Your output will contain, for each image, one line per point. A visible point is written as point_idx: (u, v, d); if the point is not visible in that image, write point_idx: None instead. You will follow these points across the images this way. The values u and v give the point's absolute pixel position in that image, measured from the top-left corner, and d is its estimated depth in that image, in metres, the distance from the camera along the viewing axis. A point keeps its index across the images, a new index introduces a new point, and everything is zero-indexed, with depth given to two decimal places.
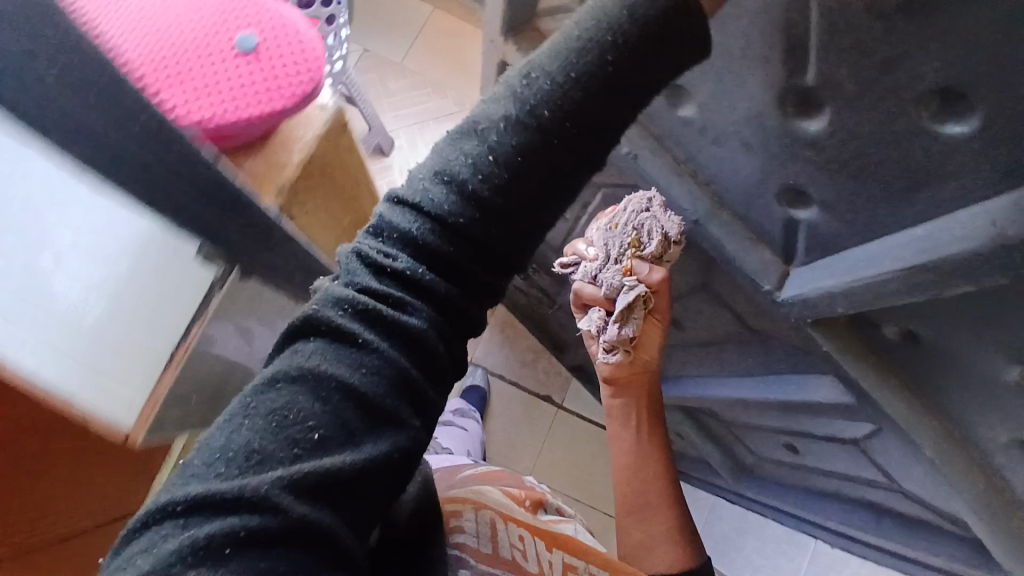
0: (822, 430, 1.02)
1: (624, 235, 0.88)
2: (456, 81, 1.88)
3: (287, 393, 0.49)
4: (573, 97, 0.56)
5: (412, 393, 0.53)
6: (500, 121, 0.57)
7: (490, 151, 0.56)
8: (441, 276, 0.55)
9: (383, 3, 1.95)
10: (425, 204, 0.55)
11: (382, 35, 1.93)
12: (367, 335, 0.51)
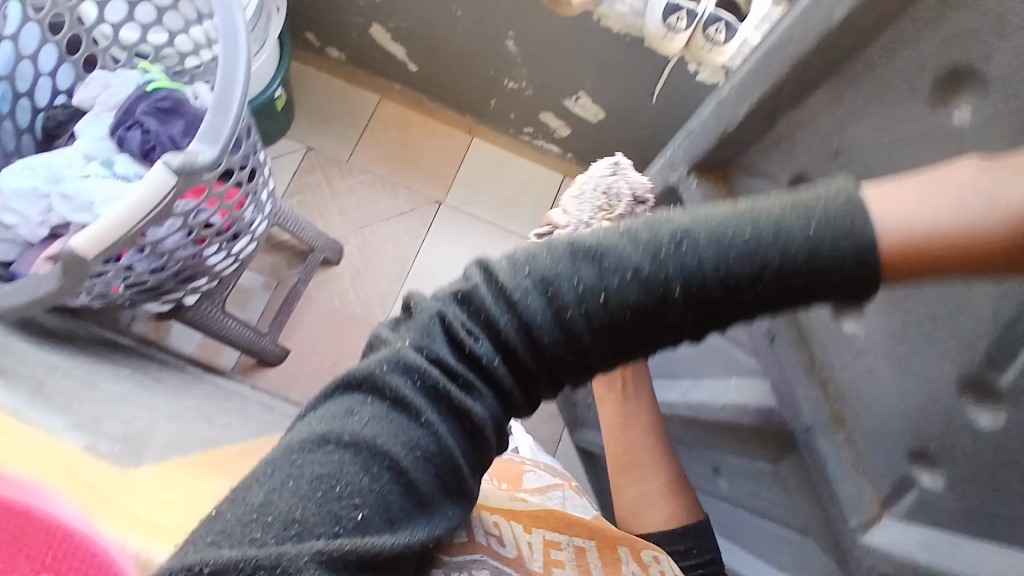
0: None
1: (595, 200, 0.82)
2: (415, 182, 1.56)
3: (336, 465, 0.38)
4: (735, 289, 0.39)
5: (463, 480, 0.43)
6: (635, 268, 0.40)
7: (608, 290, 0.40)
8: (512, 384, 0.43)
9: (332, 89, 1.58)
10: (523, 307, 0.40)
11: (329, 127, 1.57)
12: (430, 413, 0.40)
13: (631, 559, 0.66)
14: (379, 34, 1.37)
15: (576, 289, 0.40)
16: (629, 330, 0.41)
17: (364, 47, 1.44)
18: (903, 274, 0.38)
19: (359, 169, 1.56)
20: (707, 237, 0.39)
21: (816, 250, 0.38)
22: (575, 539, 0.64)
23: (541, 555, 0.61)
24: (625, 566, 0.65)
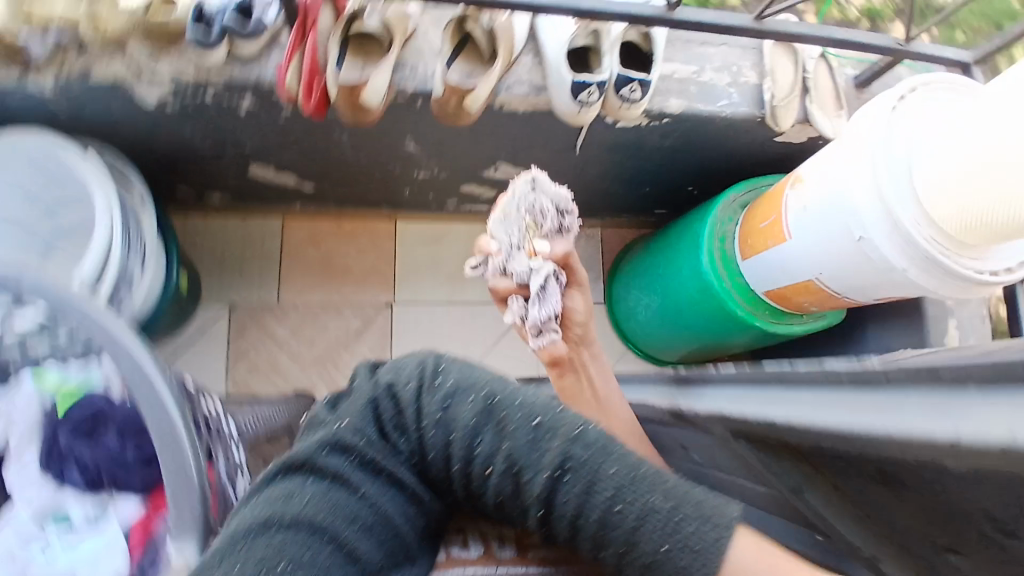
0: None
1: (519, 222, 0.80)
2: (356, 293, 1.45)
3: (285, 531, 0.53)
4: (596, 518, 0.52)
5: (405, 550, 0.58)
6: (512, 456, 0.55)
7: (496, 459, 0.56)
8: (425, 487, 0.61)
9: (226, 233, 1.42)
10: (428, 431, 0.59)
11: (242, 274, 1.41)
12: (367, 487, 0.57)
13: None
14: (262, 172, 1.21)
15: (467, 467, 0.57)
16: (505, 501, 0.57)
17: (246, 184, 1.27)
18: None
19: (292, 305, 1.42)
20: (585, 476, 0.53)
21: (671, 543, 0.49)
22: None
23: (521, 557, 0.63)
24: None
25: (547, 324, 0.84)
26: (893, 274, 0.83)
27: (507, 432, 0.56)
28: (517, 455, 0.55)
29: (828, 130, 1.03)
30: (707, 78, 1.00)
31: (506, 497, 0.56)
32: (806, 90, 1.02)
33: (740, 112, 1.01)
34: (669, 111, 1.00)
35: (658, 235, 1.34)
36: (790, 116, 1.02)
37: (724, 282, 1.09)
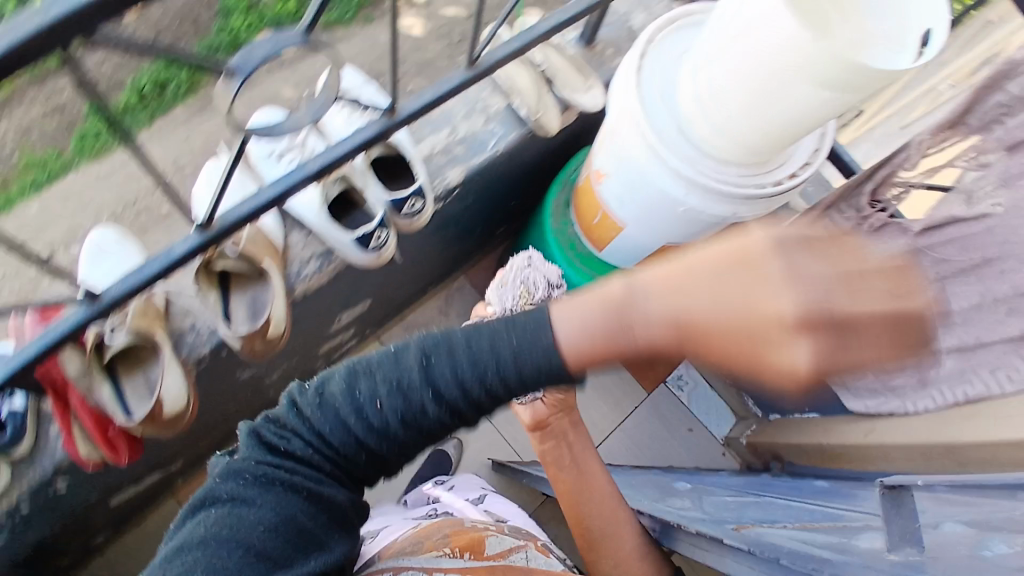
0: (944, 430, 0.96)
1: (514, 290, 0.93)
2: None
3: (267, 512, 0.52)
4: (465, 370, 0.51)
5: (309, 537, 0.53)
6: (384, 391, 0.54)
7: (377, 395, 0.54)
8: (334, 481, 0.57)
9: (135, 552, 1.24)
10: (293, 448, 0.56)
11: None
12: (284, 464, 0.55)
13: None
14: (124, 493, 1.06)
15: (326, 436, 0.56)
16: (386, 449, 0.56)
17: (123, 507, 1.13)
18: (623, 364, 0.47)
19: None
20: (444, 356, 0.52)
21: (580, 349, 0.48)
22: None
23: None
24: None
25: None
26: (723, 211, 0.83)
27: (353, 407, 0.55)
28: (372, 410, 0.54)
29: (591, 103, 1.01)
30: (462, 134, 0.98)
31: (364, 447, 0.56)
32: (548, 82, 1.02)
33: (510, 139, 1.00)
34: (451, 183, 0.97)
35: None
36: (553, 113, 1.01)
37: (602, 282, 1.09)
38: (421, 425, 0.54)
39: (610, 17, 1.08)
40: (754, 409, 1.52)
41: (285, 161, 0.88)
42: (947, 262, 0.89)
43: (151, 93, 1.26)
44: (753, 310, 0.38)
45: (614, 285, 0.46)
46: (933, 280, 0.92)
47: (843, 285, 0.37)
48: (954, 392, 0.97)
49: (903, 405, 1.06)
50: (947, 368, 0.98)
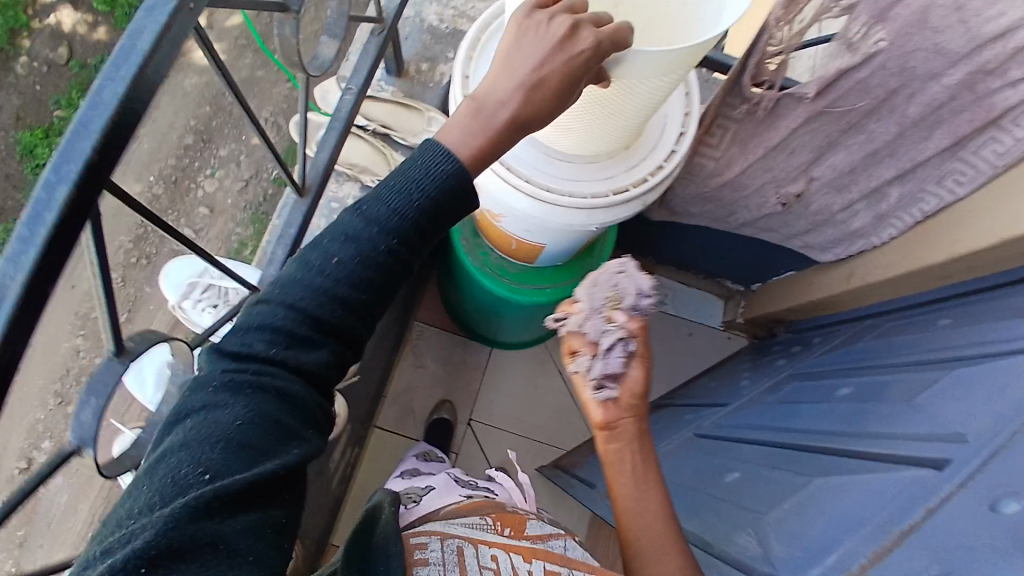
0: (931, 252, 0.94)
1: (605, 290, 0.74)
2: None
3: (236, 393, 0.49)
4: (396, 212, 0.53)
5: (294, 419, 0.51)
6: (338, 237, 0.53)
7: (329, 259, 0.53)
8: (308, 351, 0.53)
9: None
10: (254, 345, 0.52)
11: None
12: (257, 368, 0.51)
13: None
14: None
15: (295, 313, 0.52)
16: (351, 314, 0.54)
17: None
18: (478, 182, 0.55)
19: None
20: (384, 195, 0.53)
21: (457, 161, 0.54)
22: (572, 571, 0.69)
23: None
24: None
25: (610, 378, 0.71)
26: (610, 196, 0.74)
27: (324, 263, 0.53)
28: (336, 267, 0.53)
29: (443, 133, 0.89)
30: None
31: (338, 307, 0.53)
32: (387, 137, 0.90)
33: None
34: None
35: (460, 292, 1.22)
36: None
37: (552, 289, 1.02)
38: (369, 264, 0.53)
39: (404, 29, 0.96)
40: (735, 285, 1.52)
41: None
42: (853, 111, 0.86)
43: None
44: (536, 82, 0.53)
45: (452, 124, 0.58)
46: (850, 128, 0.89)
47: (577, 54, 0.53)
48: (911, 213, 0.97)
49: (869, 242, 1.06)
50: (896, 196, 0.97)
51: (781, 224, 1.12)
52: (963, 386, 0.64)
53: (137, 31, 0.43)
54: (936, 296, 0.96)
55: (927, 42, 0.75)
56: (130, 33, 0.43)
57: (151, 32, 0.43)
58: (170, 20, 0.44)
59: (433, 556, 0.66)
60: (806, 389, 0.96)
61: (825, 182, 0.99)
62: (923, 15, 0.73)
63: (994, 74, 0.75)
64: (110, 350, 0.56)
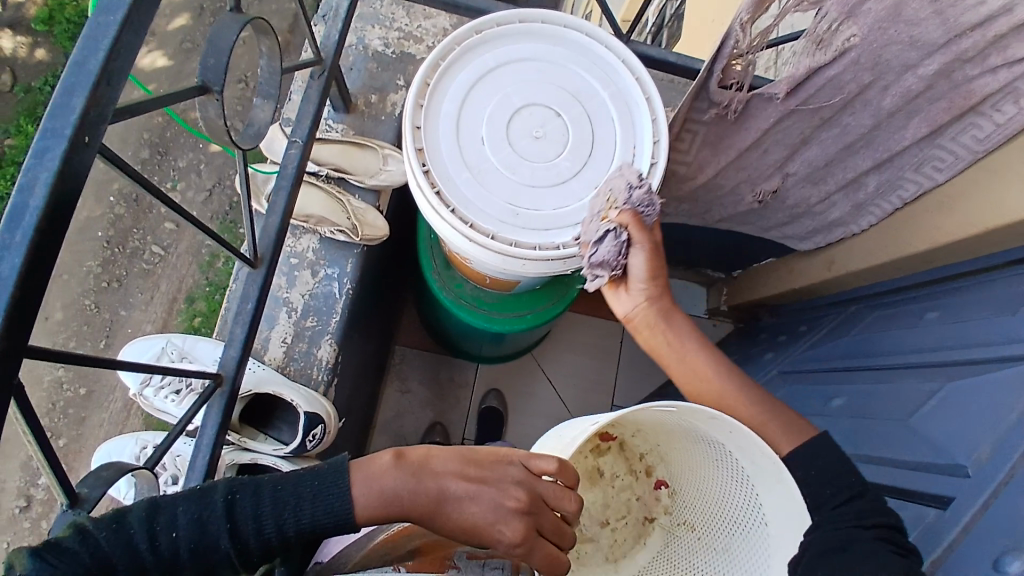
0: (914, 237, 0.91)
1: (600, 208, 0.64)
2: None
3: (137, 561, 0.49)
4: (306, 511, 0.53)
5: None
6: (238, 497, 0.53)
7: (226, 512, 0.52)
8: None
9: None
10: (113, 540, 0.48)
11: None
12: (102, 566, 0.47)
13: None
14: None
15: (209, 543, 0.51)
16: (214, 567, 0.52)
17: None
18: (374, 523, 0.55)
19: None
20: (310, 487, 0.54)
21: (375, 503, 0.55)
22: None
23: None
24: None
25: (607, 266, 0.65)
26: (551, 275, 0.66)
27: (275, 503, 0.53)
28: (295, 516, 0.53)
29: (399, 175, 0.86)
30: (302, 301, 0.84)
31: (238, 567, 0.53)
32: (341, 180, 0.86)
33: (351, 270, 0.85)
34: (329, 357, 0.85)
35: (438, 317, 1.18)
36: (371, 210, 0.86)
37: (530, 313, 0.99)
38: (258, 539, 0.52)
39: (347, 60, 0.90)
40: (716, 273, 1.51)
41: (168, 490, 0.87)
42: (827, 107, 0.82)
43: None
44: (451, 502, 0.56)
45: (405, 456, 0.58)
46: (823, 125, 0.85)
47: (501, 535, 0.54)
48: (890, 202, 0.93)
49: (849, 230, 1.02)
50: (873, 186, 0.92)
51: (758, 218, 1.08)
52: (966, 404, 0.69)
53: (30, 180, 0.36)
54: (927, 278, 0.93)
55: (902, 35, 0.71)
56: (19, 186, 0.36)
57: (43, 184, 0.36)
58: (65, 163, 0.37)
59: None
60: (802, 393, 1.04)
61: (801, 177, 0.95)
62: (895, 10, 0.69)
63: (971, 62, 0.72)
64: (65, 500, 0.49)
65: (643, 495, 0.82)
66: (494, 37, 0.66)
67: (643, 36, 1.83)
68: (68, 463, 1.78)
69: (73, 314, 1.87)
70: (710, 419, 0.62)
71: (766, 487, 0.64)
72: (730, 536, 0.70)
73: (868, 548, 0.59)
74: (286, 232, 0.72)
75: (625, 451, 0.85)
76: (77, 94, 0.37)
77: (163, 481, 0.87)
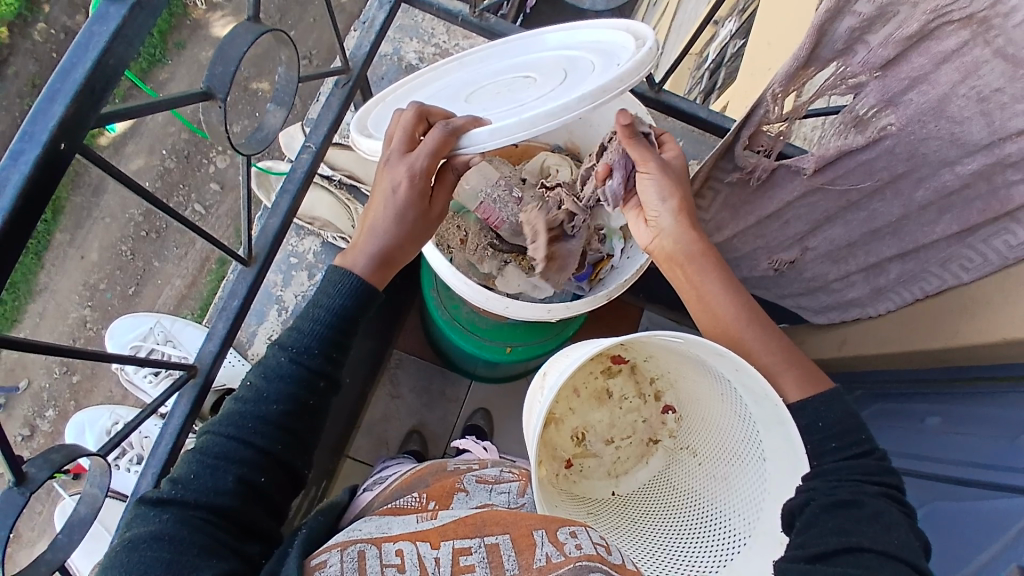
0: (925, 331, 0.86)
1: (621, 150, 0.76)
2: None
3: (179, 526, 0.54)
4: (267, 378, 0.62)
5: (208, 535, 0.54)
6: (222, 410, 0.62)
7: (213, 430, 0.61)
8: (218, 491, 0.57)
9: None
10: (168, 494, 0.56)
11: None
12: (159, 511, 0.55)
13: (549, 540, 0.53)
14: None
15: (217, 483, 0.58)
16: (265, 435, 0.60)
17: None
18: (377, 273, 0.66)
19: None
20: (258, 369, 0.63)
21: (336, 328, 0.63)
22: (484, 538, 0.53)
23: (447, 570, 0.51)
24: (542, 547, 0.52)
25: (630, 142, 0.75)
26: (514, 307, 0.75)
27: (241, 416, 0.61)
28: (262, 407, 0.61)
29: None
30: (293, 301, 0.97)
31: (267, 438, 0.60)
32: (353, 187, 0.96)
33: None
34: None
35: (434, 330, 1.16)
36: None
37: (519, 348, 1.00)
38: (269, 417, 0.61)
39: (380, 67, 1.00)
40: None
41: (131, 468, 1.08)
42: (855, 190, 0.79)
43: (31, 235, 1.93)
44: (386, 228, 0.65)
45: (352, 259, 0.66)
46: (848, 207, 0.82)
47: (423, 211, 0.67)
48: (912, 291, 0.88)
49: (864, 312, 0.97)
50: (895, 274, 0.88)
51: (772, 285, 1.04)
52: (948, 528, 0.77)
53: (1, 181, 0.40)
54: (940, 376, 0.87)
55: (942, 131, 0.68)
56: None
57: (13, 186, 0.39)
58: (36, 168, 0.40)
59: (327, 570, 0.49)
60: (873, 418, 1.03)
61: (821, 254, 0.92)
62: (939, 104, 0.66)
63: (1014, 167, 0.67)
64: (8, 479, 0.47)
65: (650, 417, 0.90)
66: (473, 60, 0.80)
67: (698, 73, 1.80)
68: (77, 398, 1.84)
69: (108, 257, 1.94)
70: (718, 355, 0.64)
71: (767, 427, 0.66)
72: (726, 463, 0.75)
73: (876, 505, 0.60)
74: (281, 232, 0.71)
75: (636, 375, 0.92)
76: (58, 103, 0.41)
77: (129, 457, 1.10)
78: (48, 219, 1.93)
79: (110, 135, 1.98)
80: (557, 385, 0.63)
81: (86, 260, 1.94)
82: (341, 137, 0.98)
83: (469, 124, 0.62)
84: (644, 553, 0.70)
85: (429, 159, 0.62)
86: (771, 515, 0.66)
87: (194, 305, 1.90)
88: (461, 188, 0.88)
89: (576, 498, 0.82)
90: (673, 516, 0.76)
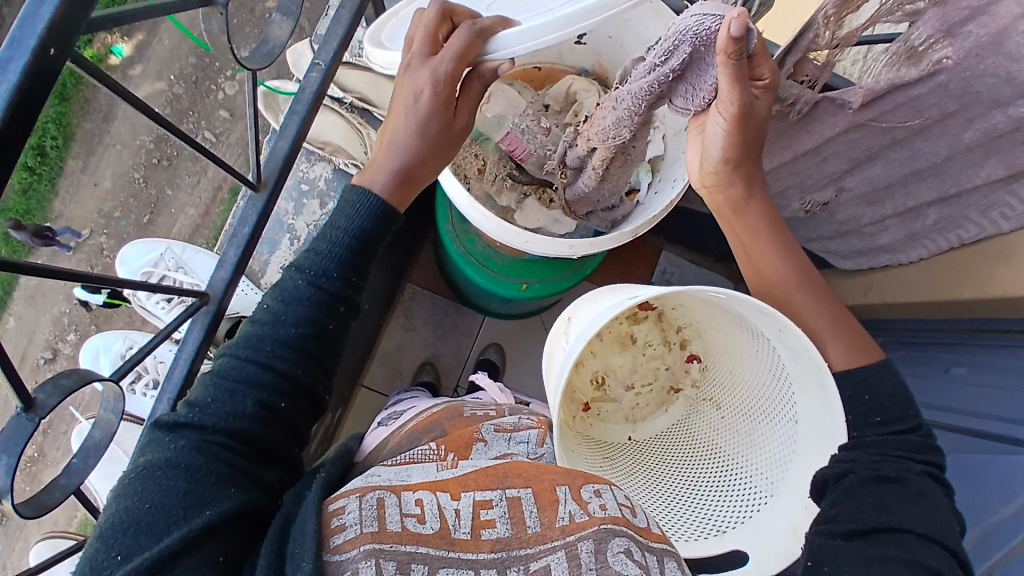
0: (959, 280, 0.83)
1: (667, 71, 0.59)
2: None
3: (194, 454, 0.54)
4: (287, 313, 0.60)
5: (224, 463, 0.55)
6: (240, 337, 0.61)
7: (230, 354, 0.60)
8: (233, 421, 0.57)
9: None
10: (184, 420, 0.56)
11: None
12: (175, 436, 0.55)
13: (571, 498, 0.53)
14: None
15: (236, 408, 0.57)
16: (286, 364, 0.60)
17: None
18: (400, 189, 0.64)
19: None
20: (276, 296, 0.61)
21: (355, 260, 0.61)
22: (505, 491, 0.53)
23: (467, 522, 0.51)
24: (565, 505, 0.52)
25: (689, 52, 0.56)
26: (535, 243, 0.72)
27: (260, 339, 0.60)
28: (282, 331, 0.60)
29: None
30: (305, 230, 0.95)
31: (284, 369, 0.60)
32: (365, 110, 0.91)
33: None
34: None
35: (448, 264, 1.14)
36: None
37: (535, 286, 0.98)
38: (287, 349, 0.60)
39: None
40: None
41: (148, 392, 1.10)
42: (900, 128, 0.74)
43: (43, 162, 1.90)
44: (408, 140, 0.62)
45: (375, 174, 0.63)
46: (890, 145, 0.77)
47: (446, 123, 0.63)
48: (947, 239, 0.82)
49: (896, 258, 0.92)
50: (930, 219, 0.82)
51: (802, 227, 1.01)
52: (967, 475, 0.77)
53: None
54: (974, 326, 0.85)
55: (998, 69, 0.62)
56: None
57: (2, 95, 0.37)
58: (25, 77, 0.37)
59: (346, 517, 0.49)
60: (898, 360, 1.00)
61: (856, 195, 0.87)
62: (998, 39, 0.60)
63: None
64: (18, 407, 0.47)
65: (673, 365, 0.89)
66: None
67: None
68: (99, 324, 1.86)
69: (121, 186, 1.91)
70: (761, 313, 0.61)
71: (803, 387, 0.64)
72: (750, 420, 0.74)
73: (921, 484, 0.60)
74: (292, 153, 0.68)
75: (663, 322, 0.90)
76: (46, 4, 0.38)
77: (145, 381, 1.11)
78: (60, 145, 1.90)
79: (117, 59, 1.92)
80: (586, 335, 0.60)
81: (101, 188, 1.92)
82: (353, 57, 0.93)
83: (497, 23, 0.59)
84: (663, 505, 0.72)
85: (454, 64, 0.58)
86: (797, 474, 0.66)
87: (209, 234, 1.89)
88: (482, 113, 0.83)
89: (594, 444, 0.82)
90: (691, 468, 0.77)
